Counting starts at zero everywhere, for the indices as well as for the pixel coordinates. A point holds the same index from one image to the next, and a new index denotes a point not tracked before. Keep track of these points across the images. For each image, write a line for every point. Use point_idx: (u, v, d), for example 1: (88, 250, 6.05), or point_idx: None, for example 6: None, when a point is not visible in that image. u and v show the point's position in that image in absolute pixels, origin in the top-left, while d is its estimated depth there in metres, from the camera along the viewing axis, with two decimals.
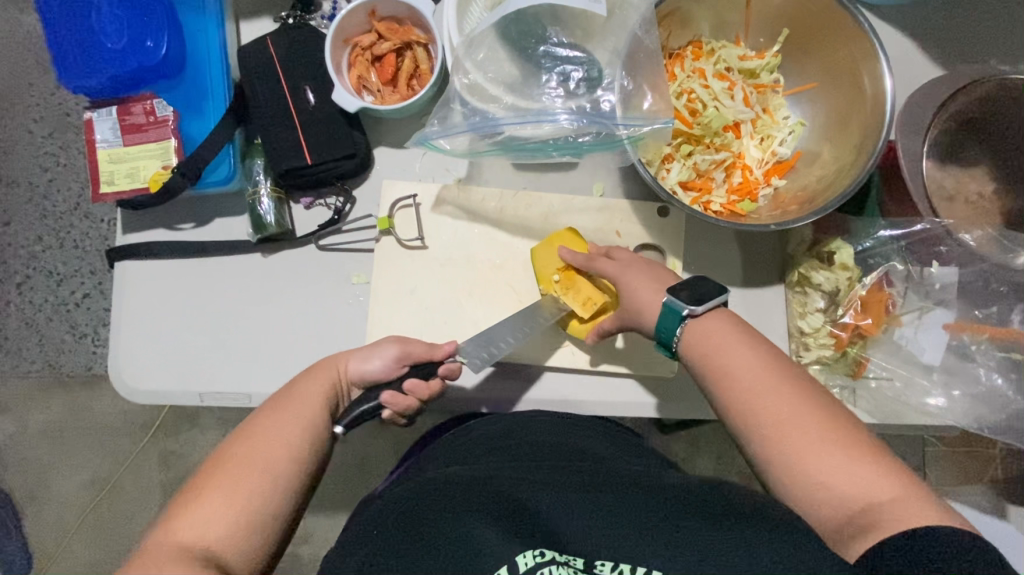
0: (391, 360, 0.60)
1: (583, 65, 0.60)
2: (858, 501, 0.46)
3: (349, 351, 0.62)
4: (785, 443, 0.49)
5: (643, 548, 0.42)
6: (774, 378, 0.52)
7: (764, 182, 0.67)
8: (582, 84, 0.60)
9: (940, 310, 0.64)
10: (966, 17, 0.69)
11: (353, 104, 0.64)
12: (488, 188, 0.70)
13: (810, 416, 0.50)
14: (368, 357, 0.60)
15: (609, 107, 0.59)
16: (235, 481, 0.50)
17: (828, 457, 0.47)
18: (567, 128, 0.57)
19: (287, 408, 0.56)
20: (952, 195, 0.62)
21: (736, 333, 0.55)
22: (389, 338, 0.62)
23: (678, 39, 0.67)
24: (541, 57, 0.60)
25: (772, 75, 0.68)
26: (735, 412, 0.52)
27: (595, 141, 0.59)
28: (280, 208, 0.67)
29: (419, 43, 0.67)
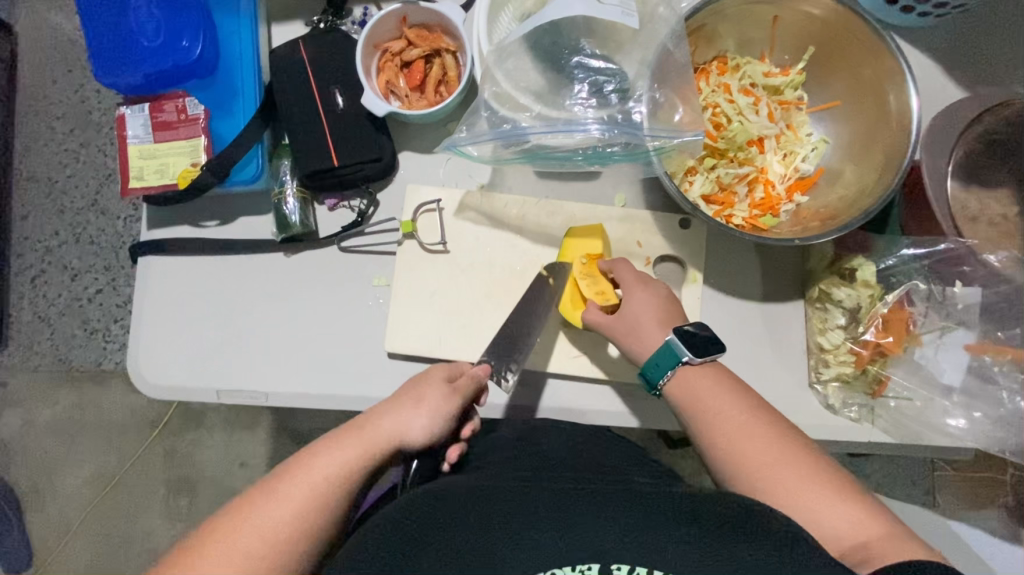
0: (431, 417, 0.54)
1: (614, 76, 0.60)
2: (848, 534, 0.47)
3: (393, 399, 0.55)
4: (773, 484, 0.49)
5: (659, 551, 0.41)
6: (755, 422, 0.53)
7: (786, 198, 0.67)
8: (614, 94, 0.60)
9: (962, 331, 0.64)
10: (989, 40, 0.69)
11: (381, 107, 0.65)
12: (510, 195, 0.70)
13: (793, 455, 0.51)
14: (405, 417, 0.54)
15: (639, 118, 0.59)
16: (233, 566, 0.44)
17: (815, 494, 0.48)
18: (596, 137, 0.59)
19: (298, 484, 0.48)
20: (976, 215, 0.62)
21: (722, 378, 0.56)
22: (423, 391, 0.55)
23: (703, 54, 0.68)
24: (573, 67, 0.61)
25: (796, 92, 0.69)
26: (722, 452, 0.53)
27: (623, 151, 0.60)
28: (305, 207, 0.68)
29: (448, 50, 0.68)
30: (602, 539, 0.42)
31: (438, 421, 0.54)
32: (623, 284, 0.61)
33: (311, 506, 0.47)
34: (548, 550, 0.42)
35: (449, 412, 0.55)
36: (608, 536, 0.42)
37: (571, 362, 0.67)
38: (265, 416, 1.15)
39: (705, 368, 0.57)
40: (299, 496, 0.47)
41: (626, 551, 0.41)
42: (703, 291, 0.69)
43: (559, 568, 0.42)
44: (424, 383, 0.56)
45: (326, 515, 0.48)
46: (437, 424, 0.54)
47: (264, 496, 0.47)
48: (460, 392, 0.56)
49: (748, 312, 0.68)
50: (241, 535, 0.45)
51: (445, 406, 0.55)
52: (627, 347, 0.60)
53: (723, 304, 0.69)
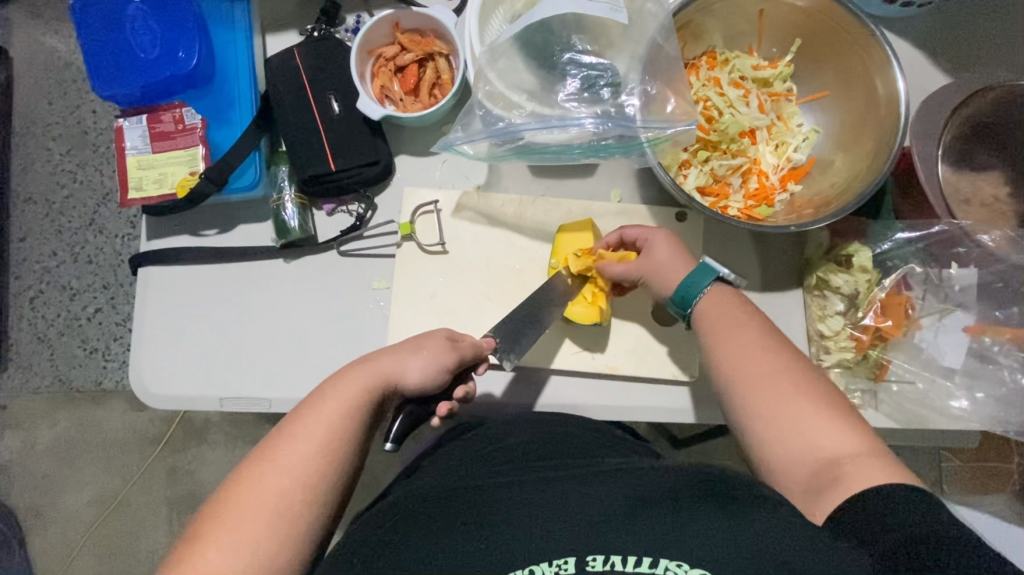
0: (429, 365, 0.56)
1: (605, 72, 0.62)
2: (819, 460, 0.46)
3: (391, 351, 0.57)
4: (756, 409, 0.50)
5: (633, 536, 0.41)
6: (757, 346, 0.53)
7: (780, 188, 0.68)
8: (606, 89, 0.61)
9: (961, 312, 0.64)
10: (972, 27, 0.71)
11: (377, 111, 0.65)
12: (506, 194, 0.71)
13: (784, 378, 0.50)
14: (403, 361, 0.55)
15: (632, 111, 0.60)
16: (264, 510, 0.45)
17: (797, 420, 0.48)
18: (591, 132, 0.59)
19: (316, 426, 0.50)
20: (968, 197, 0.63)
21: (730, 310, 0.56)
22: (423, 342, 0.57)
23: (692, 50, 0.69)
24: (565, 64, 0.62)
25: (786, 84, 0.70)
26: (727, 373, 0.52)
27: (618, 143, 0.60)
28: (304, 213, 0.68)
29: (441, 54, 0.69)
30: (578, 529, 0.42)
31: (436, 368, 0.56)
32: (642, 236, 0.62)
33: (321, 455, 0.48)
34: (526, 543, 0.41)
35: (448, 362, 0.56)
36: (587, 525, 0.42)
37: (575, 358, 0.67)
38: (266, 430, 1.14)
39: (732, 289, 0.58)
40: (317, 433, 0.49)
41: (603, 540, 0.41)
42: None
43: (537, 563, 0.40)
44: (425, 336, 0.58)
45: (345, 457, 0.50)
46: (436, 372, 0.56)
47: (287, 441, 0.49)
48: (460, 345, 0.58)
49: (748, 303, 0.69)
50: (266, 475, 0.47)
51: (445, 354, 0.57)
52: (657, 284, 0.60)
53: None
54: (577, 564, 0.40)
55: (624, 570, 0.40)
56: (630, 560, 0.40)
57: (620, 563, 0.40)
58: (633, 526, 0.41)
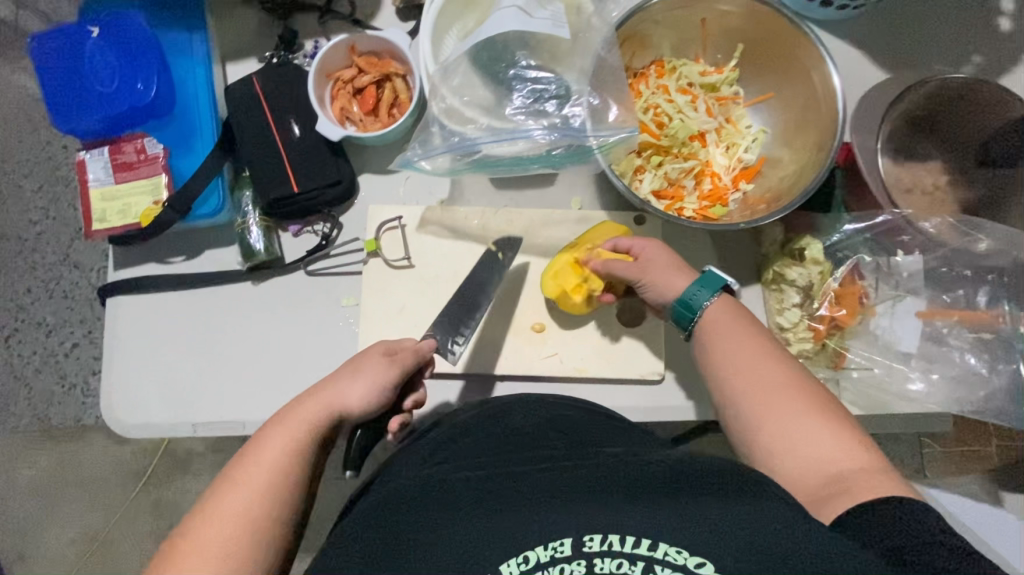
0: (370, 386, 0.57)
1: (553, 84, 0.64)
2: (829, 472, 0.48)
3: (332, 380, 0.57)
4: (766, 418, 0.51)
5: (627, 517, 0.41)
6: (765, 364, 0.54)
7: (732, 187, 0.70)
8: (553, 100, 0.63)
9: (911, 299, 0.66)
10: (906, 26, 0.74)
11: (336, 133, 0.67)
12: (469, 206, 0.72)
13: (796, 390, 0.52)
14: (345, 388, 0.56)
15: (579, 122, 0.62)
16: (227, 539, 0.46)
17: (808, 431, 0.49)
18: (541, 143, 0.62)
19: (267, 456, 0.51)
20: (909, 187, 0.65)
21: (736, 320, 0.57)
22: (362, 364, 0.58)
23: (640, 59, 0.72)
24: (512, 80, 0.64)
25: (732, 88, 0.73)
26: (728, 384, 0.54)
27: (566, 153, 0.62)
28: (269, 236, 0.69)
29: (397, 74, 0.71)
30: (573, 512, 0.41)
31: (377, 388, 0.57)
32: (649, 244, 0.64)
33: (276, 483, 0.49)
34: (512, 533, 0.41)
35: (389, 380, 0.58)
36: (584, 509, 0.42)
37: (544, 363, 0.69)
38: None
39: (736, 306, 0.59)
40: (267, 465, 0.50)
41: (596, 522, 0.41)
42: None
43: (531, 548, 0.40)
44: (363, 357, 0.59)
45: (297, 475, 0.51)
46: (378, 392, 0.57)
47: (242, 474, 0.50)
48: (399, 360, 0.59)
49: None
50: (227, 506, 0.48)
51: (385, 372, 0.57)
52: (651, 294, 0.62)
53: None
54: (573, 544, 0.40)
55: (621, 551, 0.40)
56: (628, 541, 0.40)
57: (617, 543, 0.40)
58: (625, 508, 0.41)
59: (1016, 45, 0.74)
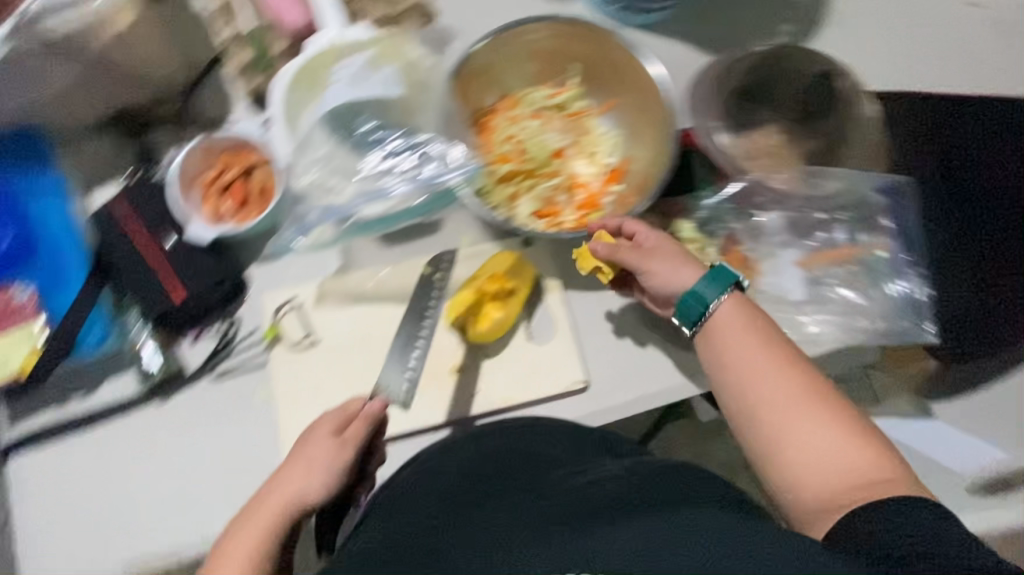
0: (327, 474, 0.57)
1: (402, 137, 0.69)
2: (835, 475, 0.50)
3: (285, 470, 0.58)
4: (786, 430, 0.52)
5: (556, 558, 0.46)
6: (785, 381, 0.54)
7: (605, 191, 0.74)
8: (406, 152, 0.69)
9: (786, 252, 0.71)
10: (717, 13, 0.82)
11: (208, 234, 0.67)
12: (360, 269, 0.72)
13: (816, 399, 0.53)
14: (303, 484, 0.57)
15: (433, 168, 0.67)
16: None
17: (824, 440, 0.51)
18: (402, 196, 0.67)
19: (231, 561, 0.52)
20: (754, 153, 0.71)
21: (749, 332, 0.57)
22: (312, 454, 0.58)
23: (489, 97, 0.76)
24: (364, 142, 0.70)
25: (580, 103, 0.77)
26: (748, 404, 0.55)
27: (429, 199, 0.67)
28: (165, 352, 0.69)
29: (260, 164, 0.71)
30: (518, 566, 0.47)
31: (335, 472, 0.58)
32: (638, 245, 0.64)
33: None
34: None
35: (343, 461, 0.58)
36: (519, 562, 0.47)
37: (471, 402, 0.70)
38: None
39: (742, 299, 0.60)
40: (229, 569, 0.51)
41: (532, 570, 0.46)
42: (566, 296, 0.73)
43: None
44: (310, 439, 0.59)
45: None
46: (338, 473, 0.58)
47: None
48: (349, 438, 0.59)
49: (611, 299, 0.73)
50: None
51: (336, 454, 0.58)
52: (658, 286, 0.63)
53: (587, 300, 0.73)
54: None
55: None
56: None
57: None
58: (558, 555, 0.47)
59: (815, 9, 0.83)
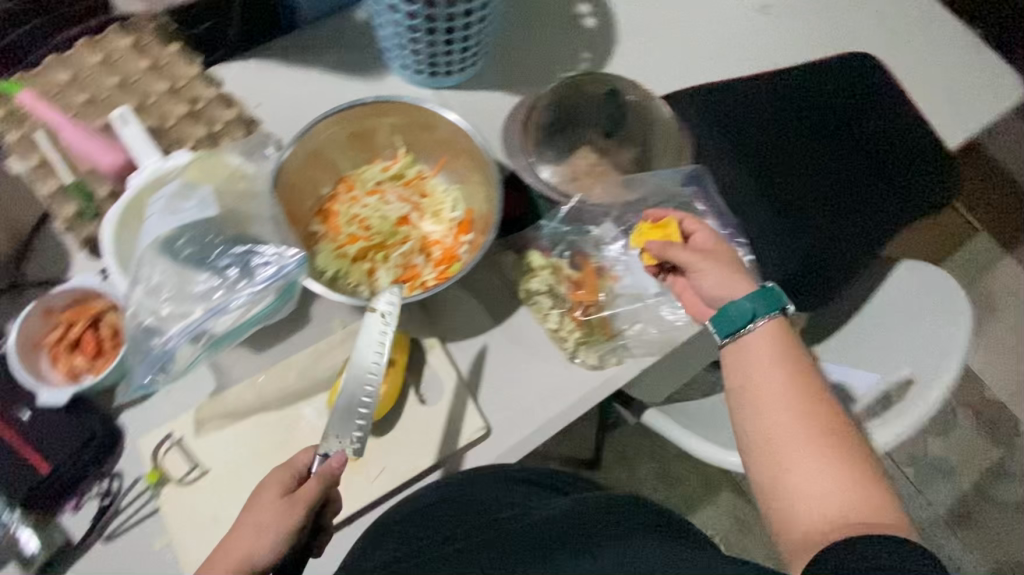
0: (271, 535, 0.56)
1: (226, 243, 0.66)
2: (827, 505, 0.53)
3: (232, 534, 0.57)
4: (788, 455, 0.55)
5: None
6: (799, 417, 0.56)
7: (457, 243, 0.77)
8: (232, 257, 0.66)
9: (629, 255, 0.79)
10: (514, 60, 0.92)
11: (64, 395, 0.65)
12: (238, 385, 0.71)
13: (822, 438, 0.55)
14: (246, 547, 0.56)
15: (266, 269, 0.66)
16: None
17: (821, 479, 0.54)
18: (241, 306, 0.65)
19: None
20: (576, 175, 0.77)
21: (769, 363, 0.60)
22: (259, 516, 0.57)
23: (326, 185, 0.79)
24: (183, 254, 0.65)
25: (414, 169, 0.81)
26: (752, 431, 0.58)
27: (272, 300, 0.66)
28: (45, 530, 0.65)
29: (107, 309, 0.70)
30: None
31: (281, 536, 0.56)
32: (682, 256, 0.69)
33: None
34: None
35: (289, 525, 0.57)
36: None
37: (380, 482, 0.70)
38: None
39: (784, 325, 0.62)
40: None
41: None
42: (446, 350, 0.75)
43: None
44: (259, 503, 0.58)
45: None
46: (284, 537, 0.57)
47: None
48: (297, 497, 0.58)
49: (490, 341, 0.76)
50: None
51: (284, 517, 0.57)
52: (708, 285, 0.66)
53: (468, 348, 0.76)
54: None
55: None
56: None
57: None
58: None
59: (597, 35, 0.94)
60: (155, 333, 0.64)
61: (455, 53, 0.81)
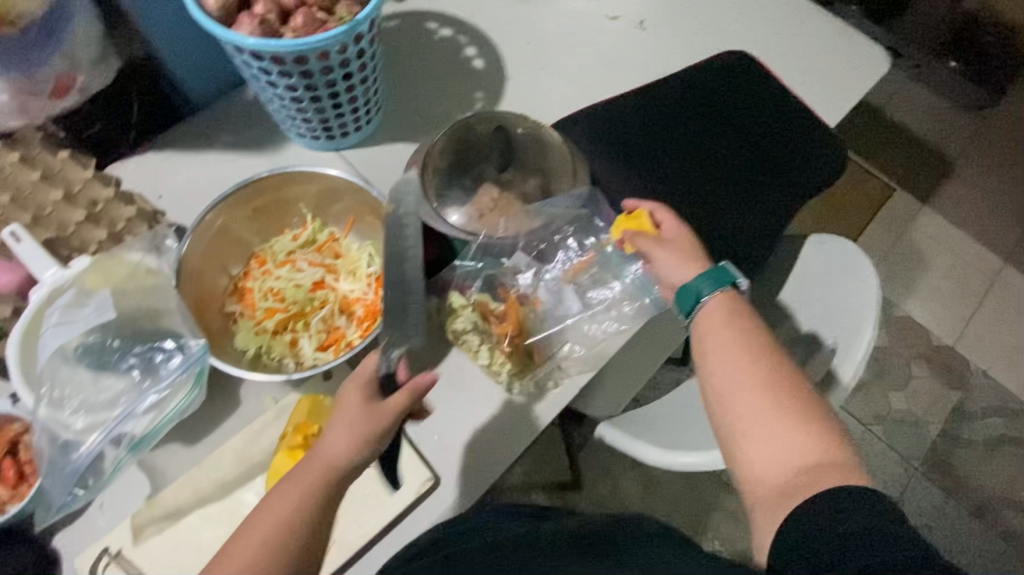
0: (349, 439, 0.59)
1: (128, 342, 0.65)
2: (787, 460, 0.54)
3: (330, 428, 0.60)
4: (745, 413, 0.57)
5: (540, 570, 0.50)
6: (756, 375, 0.58)
7: (376, 296, 0.77)
8: (137, 356, 0.65)
9: (549, 279, 0.80)
10: (412, 111, 0.94)
11: None
12: (172, 485, 0.69)
13: (776, 391, 0.57)
14: (336, 439, 0.59)
15: (173, 363, 0.65)
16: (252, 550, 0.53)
17: (779, 432, 0.55)
18: (151, 406, 0.64)
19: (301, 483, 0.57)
20: (484, 211, 0.77)
21: (725, 325, 0.62)
22: (351, 411, 0.60)
23: (238, 264, 0.80)
24: (84, 360, 0.64)
25: (324, 232, 0.82)
26: (713, 395, 0.60)
27: (185, 394, 0.66)
28: None
29: (24, 432, 0.68)
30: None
31: (356, 443, 0.59)
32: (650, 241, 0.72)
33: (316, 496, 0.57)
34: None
35: (371, 429, 0.59)
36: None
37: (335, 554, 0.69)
38: None
39: (734, 298, 0.65)
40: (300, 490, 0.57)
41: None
42: None
43: None
44: (371, 389, 0.62)
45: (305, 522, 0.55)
46: (359, 445, 0.59)
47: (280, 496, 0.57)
48: (380, 405, 0.60)
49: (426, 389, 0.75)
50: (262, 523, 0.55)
51: (367, 418, 0.60)
52: (664, 274, 0.70)
53: None
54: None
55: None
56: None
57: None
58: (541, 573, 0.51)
59: (489, 75, 0.98)
60: (68, 448, 0.62)
61: (346, 115, 0.83)
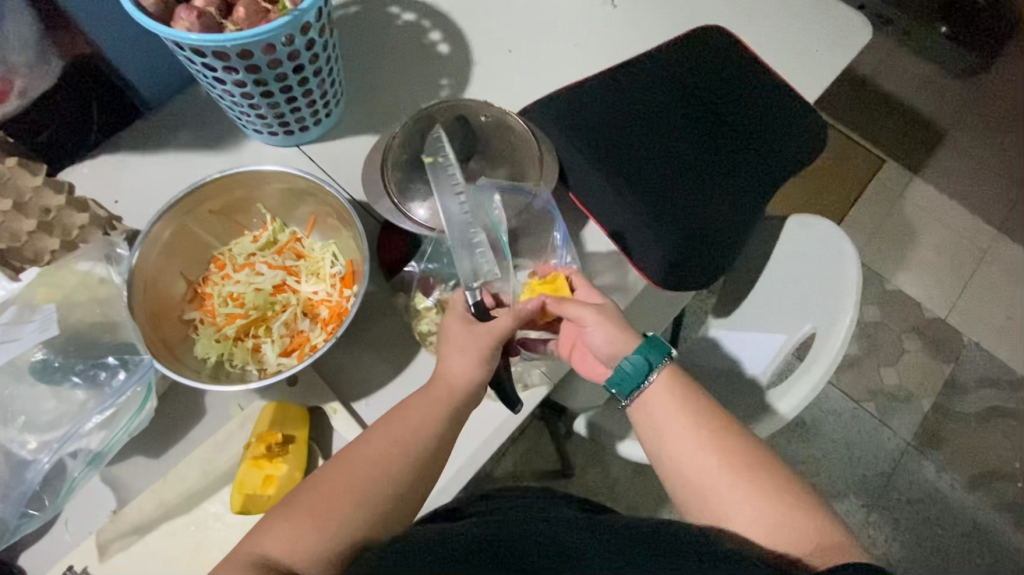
0: (477, 358, 0.64)
1: (77, 360, 0.65)
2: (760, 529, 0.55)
3: (474, 325, 0.66)
4: (707, 488, 0.59)
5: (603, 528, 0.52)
6: (708, 454, 0.60)
7: (339, 298, 0.74)
8: (87, 373, 0.65)
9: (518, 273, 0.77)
10: (375, 102, 0.90)
11: None
12: (136, 499, 0.68)
13: (734, 469, 0.59)
14: (462, 355, 0.64)
15: (121, 377, 0.65)
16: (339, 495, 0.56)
17: (744, 504, 0.57)
18: (102, 420, 0.64)
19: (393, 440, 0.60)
20: None
21: (673, 400, 0.64)
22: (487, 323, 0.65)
23: (197, 269, 0.77)
24: (35, 380, 0.64)
25: (285, 232, 0.79)
26: (672, 475, 0.62)
27: (135, 409, 0.65)
28: None
29: None
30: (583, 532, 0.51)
31: (479, 363, 0.64)
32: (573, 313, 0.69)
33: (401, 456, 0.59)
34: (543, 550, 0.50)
35: (488, 353, 0.64)
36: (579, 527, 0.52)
37: None
38: None
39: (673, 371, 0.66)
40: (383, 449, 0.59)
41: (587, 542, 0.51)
42: (349, 412, 0.72)
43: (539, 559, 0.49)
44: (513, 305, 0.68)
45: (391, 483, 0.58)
46: (481, 366, 0.64)
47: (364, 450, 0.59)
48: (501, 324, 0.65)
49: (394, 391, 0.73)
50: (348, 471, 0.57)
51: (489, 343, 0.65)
52: (597, 348, 0.68)
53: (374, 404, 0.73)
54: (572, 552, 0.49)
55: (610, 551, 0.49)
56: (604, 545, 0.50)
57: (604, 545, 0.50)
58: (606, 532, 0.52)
59: (454, 61, 0.94)
60: (23, 467, 0.63)
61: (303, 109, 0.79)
